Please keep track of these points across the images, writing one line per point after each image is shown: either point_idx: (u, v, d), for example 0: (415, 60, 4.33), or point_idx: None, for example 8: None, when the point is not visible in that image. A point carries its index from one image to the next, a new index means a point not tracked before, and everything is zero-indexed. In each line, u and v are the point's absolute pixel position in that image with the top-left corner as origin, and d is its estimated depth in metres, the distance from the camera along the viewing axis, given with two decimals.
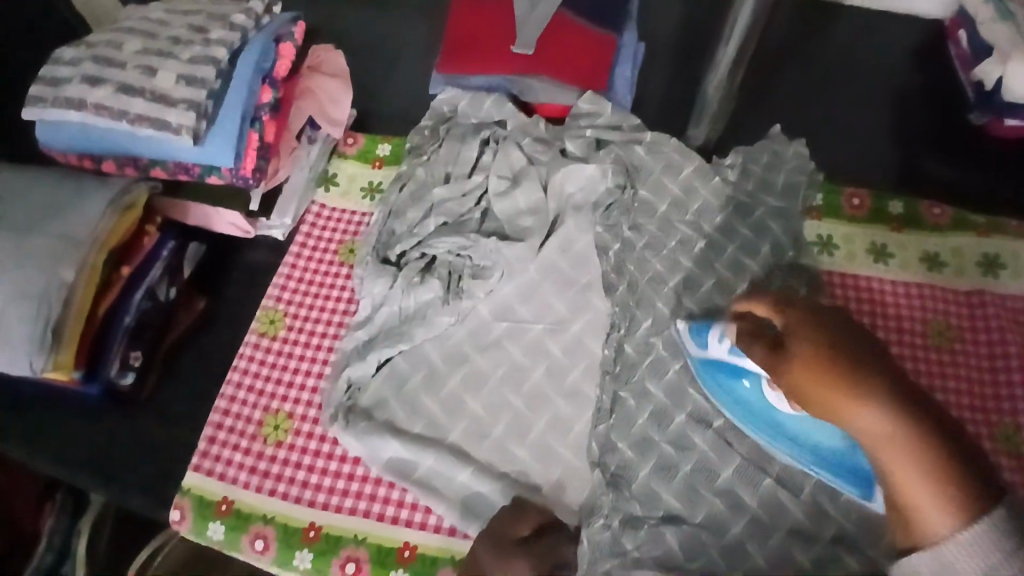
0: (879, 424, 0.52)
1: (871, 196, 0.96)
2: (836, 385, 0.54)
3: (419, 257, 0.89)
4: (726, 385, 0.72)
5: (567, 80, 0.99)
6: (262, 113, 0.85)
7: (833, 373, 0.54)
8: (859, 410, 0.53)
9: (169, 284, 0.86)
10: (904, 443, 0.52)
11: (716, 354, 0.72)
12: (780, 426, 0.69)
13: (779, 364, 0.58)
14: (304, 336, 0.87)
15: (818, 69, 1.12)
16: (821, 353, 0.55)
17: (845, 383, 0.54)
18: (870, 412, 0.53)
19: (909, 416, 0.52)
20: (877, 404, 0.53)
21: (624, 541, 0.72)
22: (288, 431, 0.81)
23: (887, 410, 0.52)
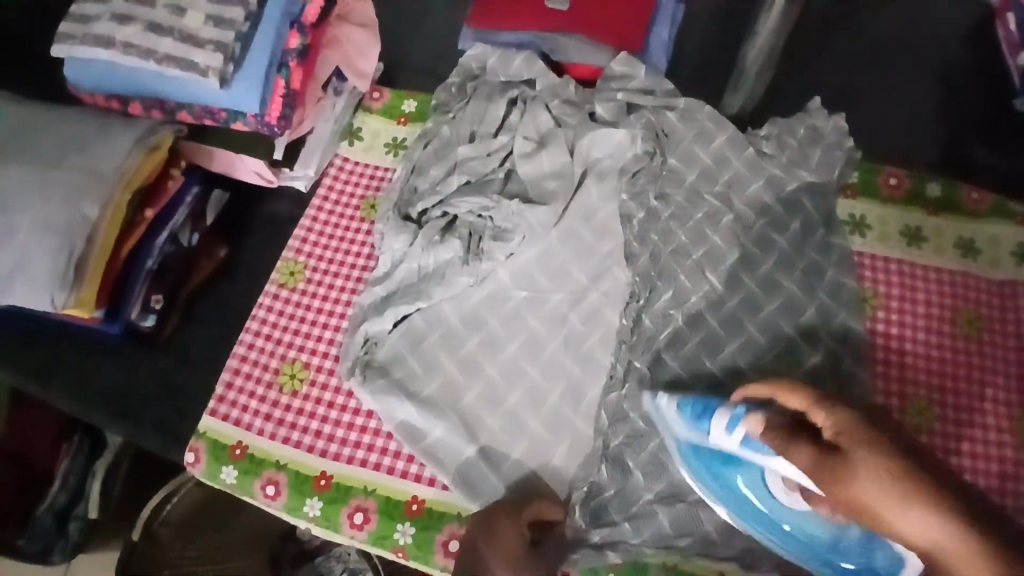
0: (929, 529, 0.45)
1: (909, 177, 0.92)
2: (887, 478, 0.48)
3: (440, 215, 0.88)
4: (723, 479, 0.63)
5: (600, 39, 0.96)
6: (289, 59, 0.82)
7: (894, 478, 0.48)
8: (912, 516, 0.46)
9: (191, 229, 0.87)
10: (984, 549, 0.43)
11: (722, 443, 0.63)
12: (777, 518, 0.62)
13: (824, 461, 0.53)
14: (322, 290, 0.87)
15: (863, 42, 1.07)
16: (872, 444, 0.51)
17: (897, 490, 0.47)
18: (919, 515, 0.46)
19: (988, 527, 0.44)
20: (947, 517, 0.45)
21: (612, 511, 0.72)
22: (304, 381, 0.82)
23: (942, 506, 0.46)
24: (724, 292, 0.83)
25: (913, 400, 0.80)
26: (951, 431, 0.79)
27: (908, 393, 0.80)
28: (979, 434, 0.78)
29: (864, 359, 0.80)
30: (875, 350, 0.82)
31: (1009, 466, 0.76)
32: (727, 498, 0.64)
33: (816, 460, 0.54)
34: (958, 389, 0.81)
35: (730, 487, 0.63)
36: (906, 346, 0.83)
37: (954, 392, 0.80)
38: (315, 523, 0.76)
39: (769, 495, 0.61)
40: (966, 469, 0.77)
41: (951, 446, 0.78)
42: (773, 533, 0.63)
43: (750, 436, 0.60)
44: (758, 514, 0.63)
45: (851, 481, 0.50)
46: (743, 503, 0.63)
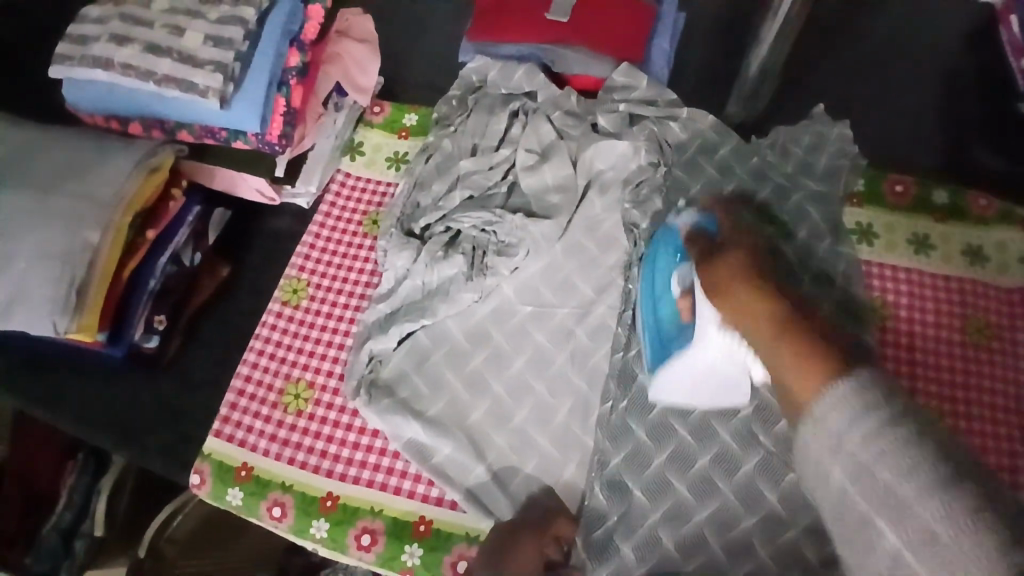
0: (772, 322, 0.54)
1: (915, 183, 0.91)
2: (751, 293, 0.57)
3: (443, 231, 0.87)
4: (657, 286, 0.76)
5: (602, 51, 0.95)
6: (290, 77, 0.82)
7: (759, 295, 0.57)
8: (766, 339, 0.54)
9: (193, 249, 0.87)
10: (787, 345, 0.51)
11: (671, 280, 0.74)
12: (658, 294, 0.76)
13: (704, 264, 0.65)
14: (326, 307, 0.87)
15: (866, 47, 1.06)
16: (751, 284, 0.58)
17: (754, 301, 0.56)
18: (771, 310, 0.55)
19: (815, 344, 0.49)
20: (788, 351, 0.50)
21: (617, 541, 0.69)
22: (309, 401, 0.81)
23: (784, 337, 0.52)
24: None
25: (924, 412, 0.79)
26: (963, 441, 0.78)
27: (919, 403, 0.79)
28: (992, 444, 0.77)
29: (874, 370, 0.79)
30: (885, 360, 0.81)
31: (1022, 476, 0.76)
32: (646, 281, 0.78)
33: (707, 253, 0.65)
34: (969, 399, 0.80)
35: (656, 306, 0.76)
36: (916, 355, 0.82)
37: (966, 402, 0.79)
38: (322, 545, 0.75)
39: (676, 324, 0.73)
40: None
41: None
42: (649, 351, 0.75)
43: (702, 220, 0.73)
44: (659, 297, 0.75)
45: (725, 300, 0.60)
46: (655, 287, 0.76)
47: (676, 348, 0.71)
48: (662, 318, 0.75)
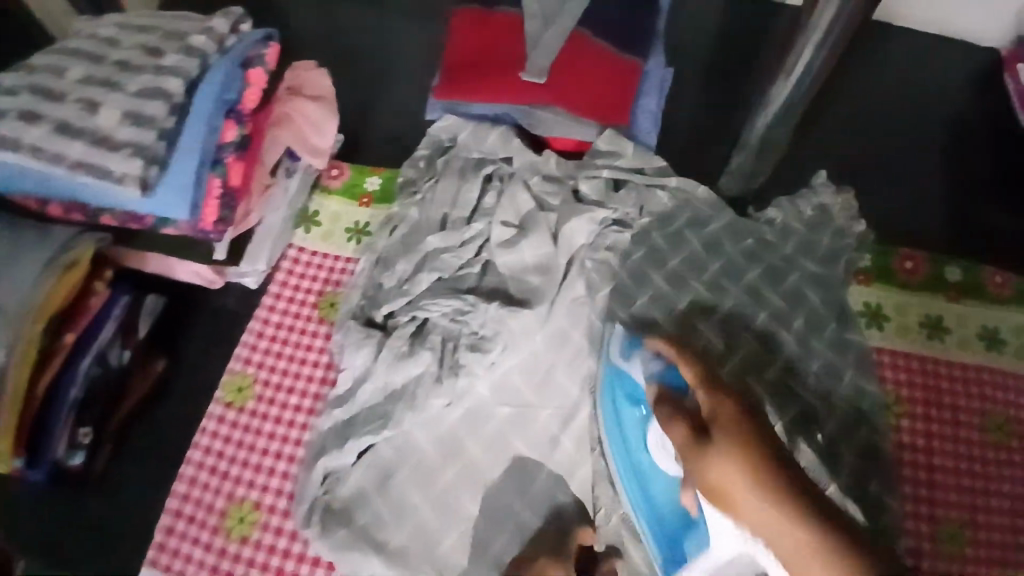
0: (728, 476, 0.53)
1: (926, 259, 0.83)
2: (751, 471, 0.52)
3: (409, 320, 0.77)
4: (621, 416, 0.67)
5: (585, 113, 0.85)
6: (225, 153, 0.71)
7: (748, 466, 0.53)
8: (751, 502, 0.52)
9: (121, 346, 0.75)
10: (807, 524, 0.49)
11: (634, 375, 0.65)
12: (645, 475, 0.65)
13: (695, 452, 0.56)
14: (275, 408, 0.77)
15: (865, 99, 0.99)
16: (742, 443, 0.54)
17: (754, 482, 0.52)
18: (750, 501, 0.52)
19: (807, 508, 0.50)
20: (766, 496, 0.51)
21: None
22: (254, 525, 0.71)
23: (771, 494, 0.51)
24: None
25: (945, 524, 0.71)
26: (983, 556, 0.70)
27: (939, 514, 0.72)
28: (1014, 557, 0.70)
29: (891, 478, 0.71)
30: (901, 464, 0.74)
31: None
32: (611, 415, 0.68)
33: (694, 433, 0.57)
34: (988, 506, 0.72)
35: (623, 423, 0.67)
36: (933, 458, 0.74)
37: (986, 510, 0.72)
38: None
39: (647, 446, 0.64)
40: None
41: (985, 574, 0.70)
42: (620, 470, 0.67)
43: (669, 373, 0.63)
44: (635, 479, 0.66)
45: (708, 450, 0.55)
46: (626, 437, 0.66)
47: (688, 547, 0.61)
48: (655, 501, 0.64)
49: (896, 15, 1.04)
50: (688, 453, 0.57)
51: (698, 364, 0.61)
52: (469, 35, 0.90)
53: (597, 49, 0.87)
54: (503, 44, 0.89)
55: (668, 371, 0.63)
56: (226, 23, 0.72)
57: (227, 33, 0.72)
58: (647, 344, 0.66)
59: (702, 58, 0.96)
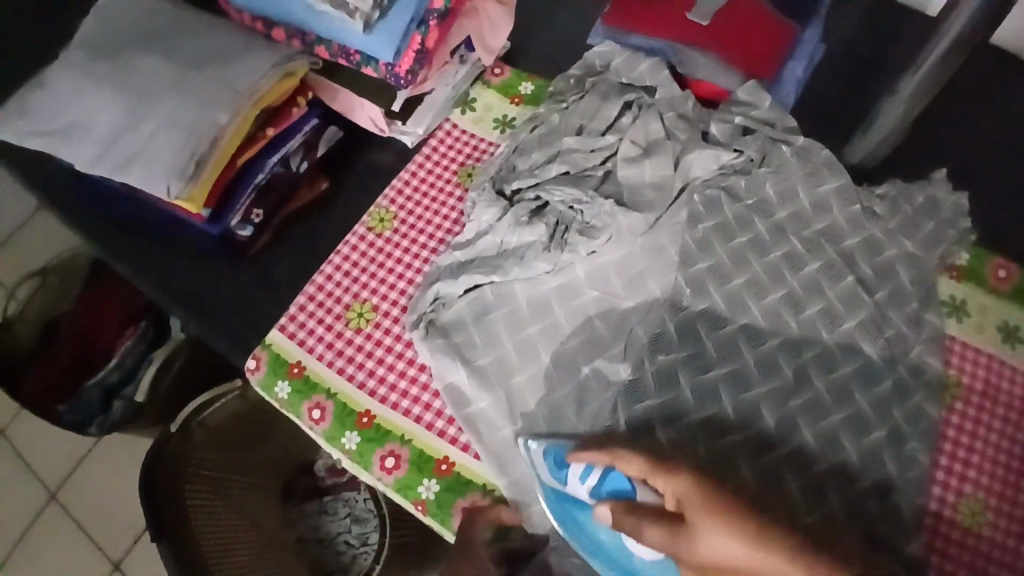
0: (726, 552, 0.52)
1: (1021, 273, 0.87)
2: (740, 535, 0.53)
3: (533, 199, 0.89)
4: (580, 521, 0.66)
5: (732, 62, 0.94)
6: (431, 17, 0.85)
7: (728, 524, 0.53)
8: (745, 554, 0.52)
9: (302, 157, 0.93)
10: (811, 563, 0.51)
11: (574, 486, 0.66)
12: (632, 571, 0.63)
13: (682, 540, 0.54)
14: (406, 241, 0.90)
15: (1008, 123, 1.01)
16: (712, 509, 0.54)
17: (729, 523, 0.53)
18: (721, 546, 0.52)
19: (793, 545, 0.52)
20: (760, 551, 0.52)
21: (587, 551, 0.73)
22: (370, 321, 0.85)
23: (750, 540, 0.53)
24: (797, 339, 0.80)
25: (969, 502, 0.76)
26: (997, 540, 0.74)
27: (966, 491, 0.76)
28: None
29: (929, 445, 0.76)
30: (942, 439, 0.78)
31: None
32: (580, 535, 0.66)
33: (668, 527, 0.56)
34: (1017, 500, 0.76)
35: (584, 526, 0.66)
36: (975, 444, 0.78)
37: (1014, 503, 0.76)
38: (348, 456, 0.80)
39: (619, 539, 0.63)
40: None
41: (994, 553, 0.74)
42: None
43: (606, 477, 0.64)
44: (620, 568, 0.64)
45: (689, 534, 0.54)
46: (604, 541, 0.64)
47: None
48: None
49: None
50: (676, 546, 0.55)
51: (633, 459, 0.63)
52: None
53: (760, 9, 0.95)
54: None
55: (606, 476, 0.64)
56: None
57: None
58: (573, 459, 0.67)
59: (858, 47, 1.01)
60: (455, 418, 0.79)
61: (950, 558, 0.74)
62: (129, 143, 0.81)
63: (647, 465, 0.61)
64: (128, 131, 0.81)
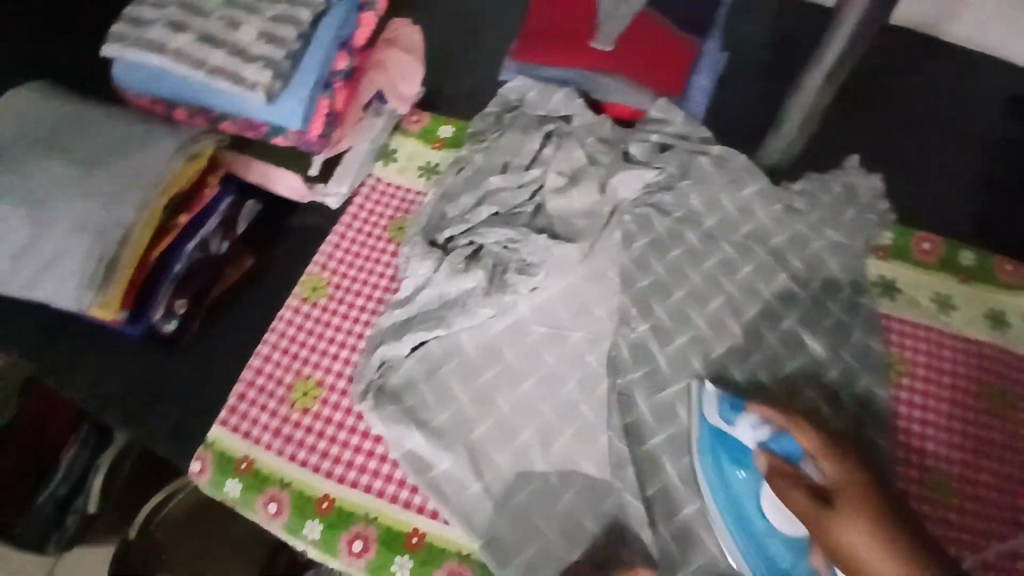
0: (853, 535, 0.57)
1: (943, 244, 0.90)
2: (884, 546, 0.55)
3: (466, 244, 0.88)
4: (725, 473, 0.70)
5: (642, 82, 0.95)
6: (335, 79, 0.84)
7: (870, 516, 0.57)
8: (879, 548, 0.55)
9: (222, 237, 0.89)
10: None
11: (740, 435, 0.69)
12: (745, 517, 0.68)
13: (825, 516, 0.59)
14: (344, 307, 0.88)
15: (911, 101, 1.06)
16: (869, 512, 0.58)
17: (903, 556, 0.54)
18: (848, 527, 0.57)
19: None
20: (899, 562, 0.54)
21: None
22: (316, 399, 0.82)
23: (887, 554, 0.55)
24: (742, 344, 0.82)
25: (934, 476, 0.77)
26: (969, 508, 0.76)
27: (929, 466, 0.77)
28: (996, 511, 0.76)
29: (885, 427, 0.78)
30: (897, 417, 0.80)
31: None
32: (718, 486, 0.70)
33: (818, 495, 0.61)
34: (979, 466, 0.78)
35: (726, 482, 0.70)
36: (929, 418, 0.80)
37: (976, 470, 0.77)
38: (313, 547, 0.75)
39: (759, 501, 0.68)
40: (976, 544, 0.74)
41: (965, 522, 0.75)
42: (737, 533, 0.69)
43: (780, 439, 0.67)
44: (743, 519, 0.68)
45: (834, 510, 0.59)
46: (734, 493, 0.69)
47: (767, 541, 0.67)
48: (770, 549, 0.67)
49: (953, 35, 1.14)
50: (811, 515, 0.60)
51: (813, 438, 0.65)
52: (547, 6, 1.02)
53: (660, 27, 0.97)
54: (576, 16, 0.99)
55: (777, 436, 0.67)
56: None
57: None
58: (752, 409, 0.69)
59: (757, 50, 1.05)
60: (418, 485, 0.76)
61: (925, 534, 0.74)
62: (32, 253, 0.76)
63: (826, 443, 0.64)
64: (29, 241, 0.76)
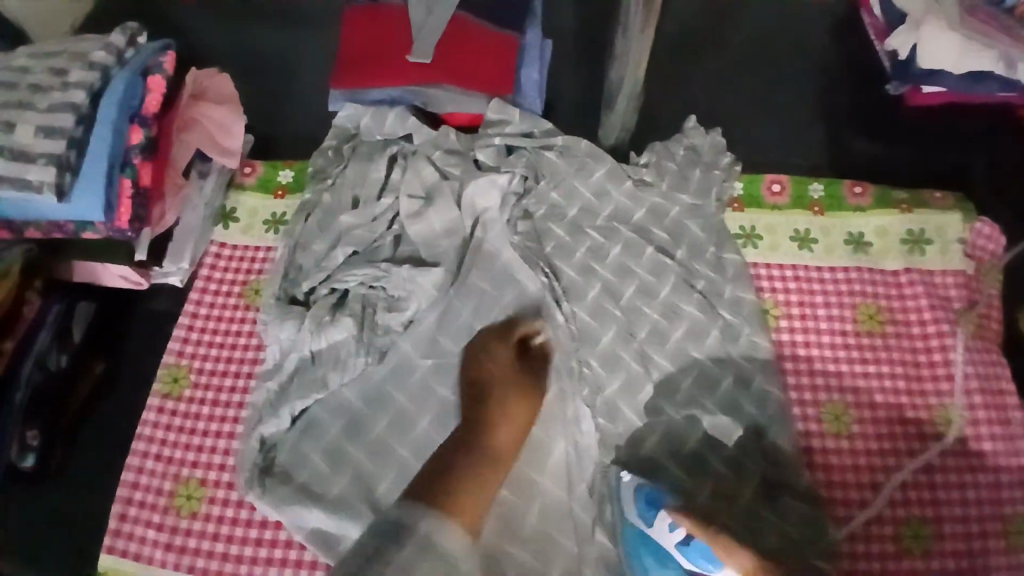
0: None
1: (792, 182, 0.93)
2: None
3: (329, 292, 0.83)
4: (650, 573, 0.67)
5: (470, 88, 0.93)
6: (133, 155, 0.77)
7: None
8: None
9: (60, 351, 0.79)
10: None
11: (658, 536, 0.66)
12: None
13: None
14: (211, 394, 0.81)
15: (734, 53, 1.13)
16: None
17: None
18: None
19: None
20: None
21: None
22: (202, 500, 0.76)
23: None
24: (625, 324, 0.82)
25: (829, 407, 0.81)
26: (867, 431, 0.80)
27: (822, 400, 0.81)
28: (895, 429, 0.80)
29: (775, 374, 0.79)
30: (783, 360, 0.83)
31: (933, 460, 0.78)
32: None
33: None
34: (869, 388, 0.82)
35: None
36: (812, 355, 0.83)
37: (865, 391, 0.82)
38: None
39: None
40: (888, 466, 0.78)
41: (874, 448, 0.79)
42: None
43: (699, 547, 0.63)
44: None
45: None
46: None
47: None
48: None
49: None
50: None
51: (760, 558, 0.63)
52: (359, 28, 0.97)
53: (476, 27, 0.95)
54: (390, 35, 0.96)
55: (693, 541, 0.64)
56: (123, 38, 0.78)
57: (125, 46, 0.79)
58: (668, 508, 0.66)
59: (581, 31, 1.06)
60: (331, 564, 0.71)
61: (836, 469, 0.78)
62: None
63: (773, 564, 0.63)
64: None
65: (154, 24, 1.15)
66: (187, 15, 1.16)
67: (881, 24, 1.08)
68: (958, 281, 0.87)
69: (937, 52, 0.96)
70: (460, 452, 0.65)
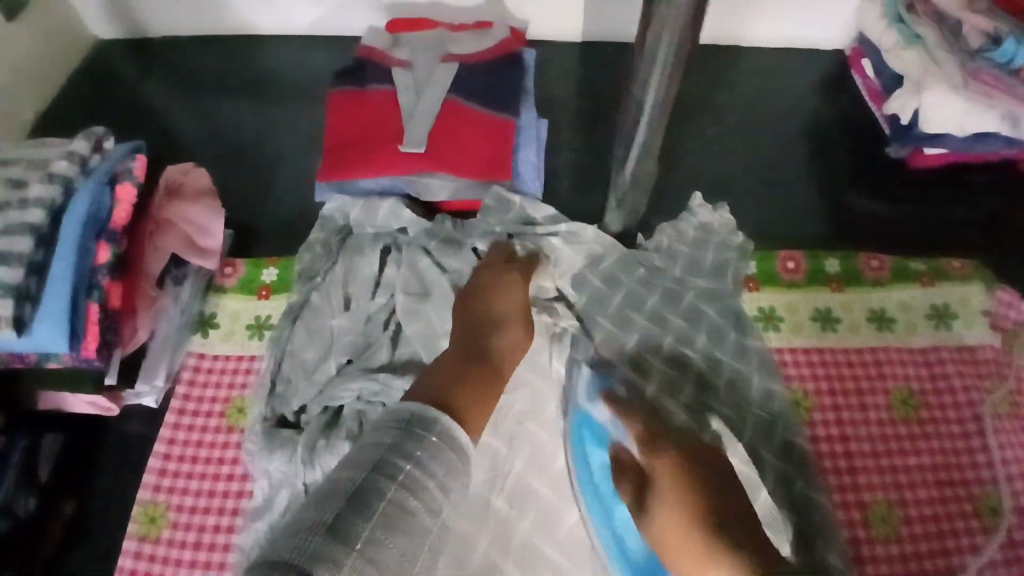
0: (668, 523, 0.57)
1: (806, 256, 0.89)
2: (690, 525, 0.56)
3: (321, 410, 0.75)
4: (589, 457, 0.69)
5: (466, 174, 0.89)
6: (100, 276, 0.70)
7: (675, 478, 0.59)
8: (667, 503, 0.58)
9: (27, 494, 0.71)
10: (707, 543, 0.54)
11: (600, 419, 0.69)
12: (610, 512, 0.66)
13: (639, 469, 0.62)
14: (192, 533, 0.74)
15: (731, 118, 1.11)
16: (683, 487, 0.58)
17: (690, 522, 0.56)
18: (662, 514, 0.58)
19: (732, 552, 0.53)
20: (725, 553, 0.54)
21: None
22: None
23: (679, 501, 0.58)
24: None
25: (874, 509, 0.74)
26: (917, 531, 0.74)
27: (865, 499, 0.75)
28: (944, 526, 0.74)
29: (814, 474, 0.73)
30: (820, 456, 0.77)
31: (988, 559, 0.72)
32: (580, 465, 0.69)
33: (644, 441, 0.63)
34: (912, 481, 0.76)
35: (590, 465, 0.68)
36: (851, 447, 0.78)
37: (910, 485, 0.76)
38: None
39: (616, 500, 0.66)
40: (942, 570, 0.72)
41: (922, 550, 0.73)
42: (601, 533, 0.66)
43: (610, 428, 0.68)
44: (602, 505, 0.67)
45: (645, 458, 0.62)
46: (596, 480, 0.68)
47: (636, 542, 0.64)
48: (628, 548, 0.64)
49: (758, 40, 1.18)
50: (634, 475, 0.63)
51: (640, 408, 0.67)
52: (344, 114, 0.93)
53: (469, 110, 0.91)
54: (378, 121, 0.91)
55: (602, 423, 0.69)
56: (87, 144, 0.72)
57: (89, 153, 0.72)
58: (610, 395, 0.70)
59: (575, 107, 1.03)
60: None
61: None
62: None
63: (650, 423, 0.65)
64: None
65: (125, 114, 1.10)
66: (157, 101, 1.11)
67: (877, 86, 1.07)
68: (985, 354, 0.82)
69: (939, 116, 0.94)
70: (478, 360, 0.67)
